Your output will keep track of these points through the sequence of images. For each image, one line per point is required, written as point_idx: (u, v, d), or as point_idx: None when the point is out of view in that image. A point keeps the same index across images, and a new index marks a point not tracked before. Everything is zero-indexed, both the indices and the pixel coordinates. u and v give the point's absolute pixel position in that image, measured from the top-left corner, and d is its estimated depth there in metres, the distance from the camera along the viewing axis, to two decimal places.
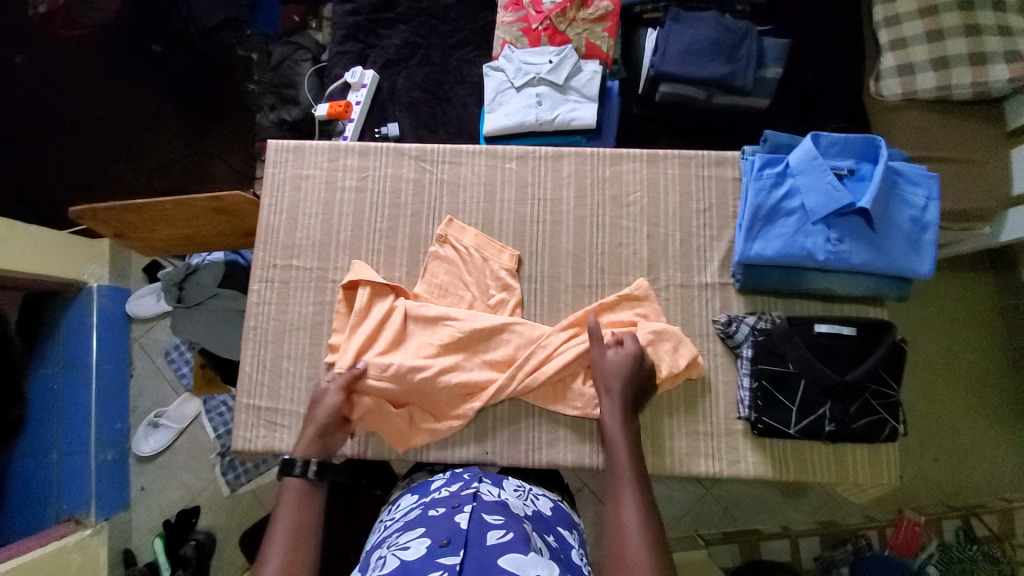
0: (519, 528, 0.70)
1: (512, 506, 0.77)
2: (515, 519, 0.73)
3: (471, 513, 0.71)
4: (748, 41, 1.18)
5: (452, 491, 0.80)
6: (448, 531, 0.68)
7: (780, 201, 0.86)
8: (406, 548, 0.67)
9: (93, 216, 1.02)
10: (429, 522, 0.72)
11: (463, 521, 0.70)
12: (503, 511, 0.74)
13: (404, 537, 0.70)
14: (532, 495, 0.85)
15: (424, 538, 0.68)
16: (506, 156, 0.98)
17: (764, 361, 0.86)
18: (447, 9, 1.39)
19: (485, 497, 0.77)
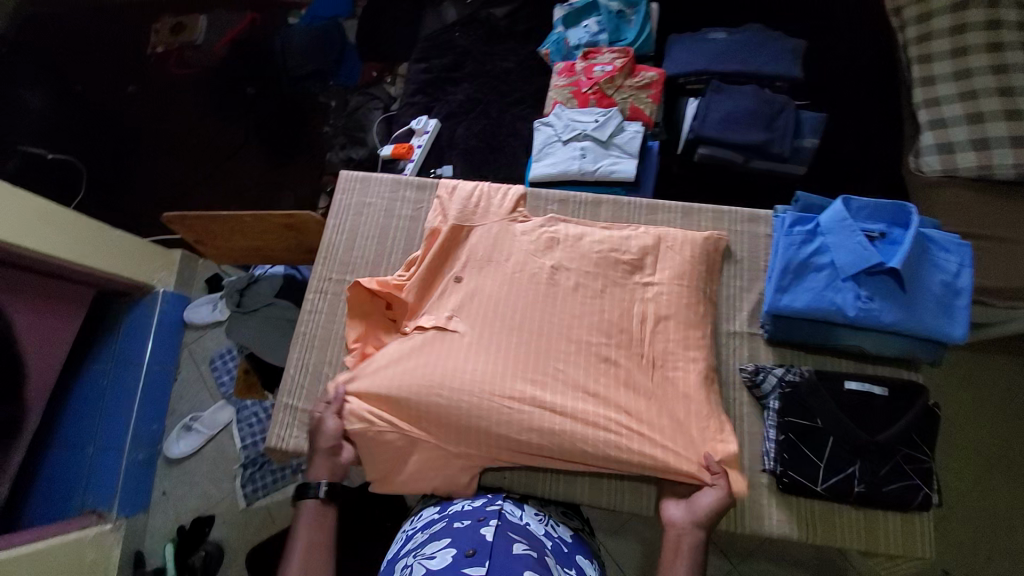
0: (541, 548, 0.73)
1: (532, 528, 0.79)
2: (538, 542, 0.75)
3: (496, 527, 0.74)
4: (784, 114, 1.27)
5: (475, 506, 0.82)
6: (474, 542, 0.71)
7: (809, 257, 0.89)
8: (432, 557, 0.70)
9: (183, 223, 1.16)
10: (455, 533, 0.74)
11: (488, 533, 0.72)
12: (525, 532, 0.76)
13: (429, 548, 0.73)
14: (552, 521, 0.86)
15: (450, 548, 0.71)
16: (549, 199, 1.08)
17: (792, 414, 0.86)
18: (508, 72, 1.56)
19: (508, 516, 0.79)
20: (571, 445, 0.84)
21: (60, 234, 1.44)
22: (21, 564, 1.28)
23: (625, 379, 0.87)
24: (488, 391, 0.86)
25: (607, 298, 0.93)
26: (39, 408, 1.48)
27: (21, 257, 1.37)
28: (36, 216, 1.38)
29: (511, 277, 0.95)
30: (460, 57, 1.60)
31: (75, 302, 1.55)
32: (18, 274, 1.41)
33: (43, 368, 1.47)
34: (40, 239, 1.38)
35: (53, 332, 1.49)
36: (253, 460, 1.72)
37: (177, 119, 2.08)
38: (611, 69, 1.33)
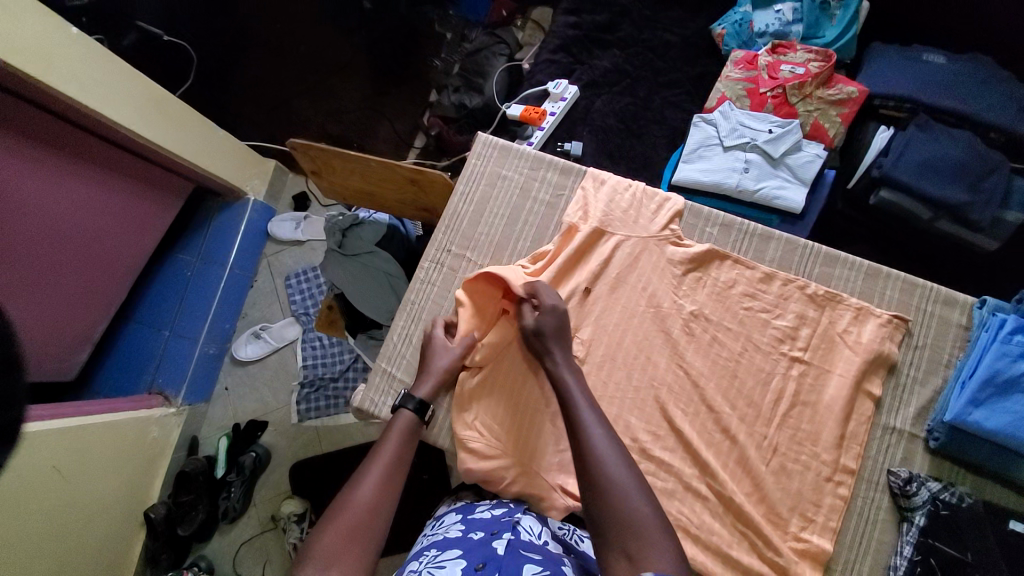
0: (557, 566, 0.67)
1: (549, 548, 0.73)
2: (553, 558, 0.69)
3: (509, 542, 0.70)
4: (996, 175, 1.05)
5: (493, 516, 0.79)
6: (484, 556, 0.67)
7: (1022, 374, 0.75)
8: (441, 567, 0.66)
9: (306, 152, 1.09)
10: (467, 544, 0.70)
11: (500, 548, 0.68)
12: (540, 547, 0.71)
13: (441, 555, 0.69)
14: (577, 538, 0.81)
15: (460, 560, 0.67)
16: (709, 220, 0.95)
17: (938, 538, 0.76)
18: (668, 46, 1.36)
19: (524, 532, 0.74)
20: (668, 503, 0.81)
21: (172, 126, 1.36)
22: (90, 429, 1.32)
23: (741, 461, 0.82)
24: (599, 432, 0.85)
25: (742, 366, 0.86)
26: (121, 294, 1.47)
27: (135, 144, 1.30)
28: (152, 102, 1.30)
29: (634, 313, 0.89)
30: (616, 17, 1.41)
31: (171, 195, 1.50)
32: (129, 158, 1.34)
33: (133, 250, 1.45)
34: (155, 130, 1.31)
35: (145, 217, 1.44)
36: (310, 382, 1.73)
37: (290, 19, 1.96)
38: (803, 72, 1.14)
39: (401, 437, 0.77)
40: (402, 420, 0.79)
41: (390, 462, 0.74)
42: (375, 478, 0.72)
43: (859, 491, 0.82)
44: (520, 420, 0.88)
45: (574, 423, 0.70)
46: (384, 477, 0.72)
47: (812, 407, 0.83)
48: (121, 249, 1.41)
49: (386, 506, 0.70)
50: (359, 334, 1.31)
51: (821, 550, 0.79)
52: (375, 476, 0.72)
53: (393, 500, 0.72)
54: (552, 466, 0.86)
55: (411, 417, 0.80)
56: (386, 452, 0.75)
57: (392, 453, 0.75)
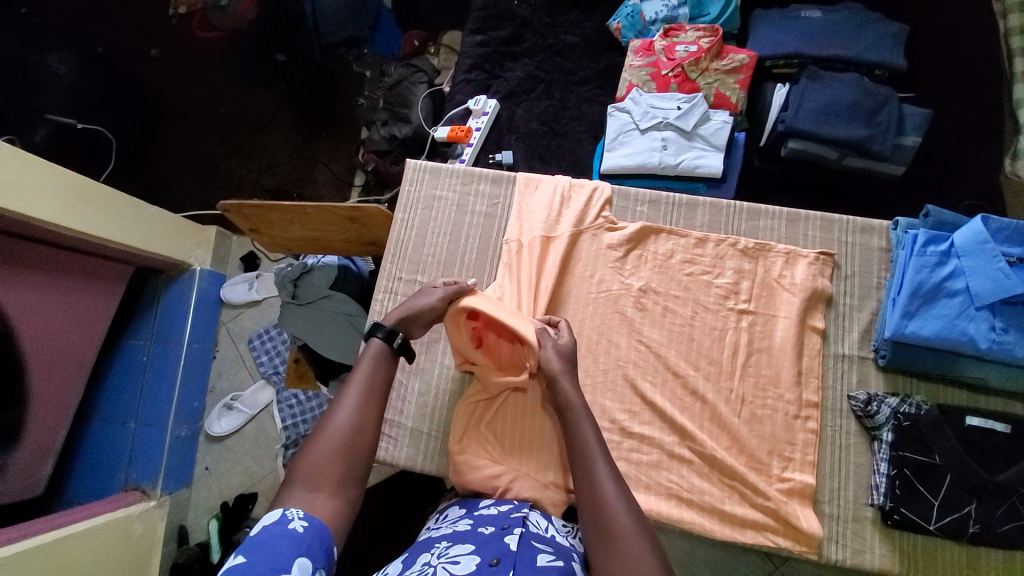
0: (568, 559, 0.68)
1: (560, 541, 0.73)
2: (564, 552, 0.70)
3: (520, 536, 0.70)
4: (887, 107, 1.15)
5: (501, 511, 0.78)
6: (498, 551, 0.67)
7: (942, 280, 0.81)
8: (455, 562, 0.65)
9: (239, 212, 1.09)
10: (478, 539, 0.70)
11: (513, 543, 0.68)
12: (550, 541, 0.71)
13: (452, 550, 0.68)
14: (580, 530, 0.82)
15: (474, 555, 0.66)
16: (638, 199, 0.99)
17: (907, 448, 0.81)
18: (573, 47, 1.43)
19: (533, 526, 0.74)
20: (657, 475, 0.84)
21: (98, 213, 1.32)
22: (70, 541, 1.24)
23: (714, 417, 0.86)
24: None
25: (697, 328, 0.90)
26: (76, 395, 1.39)
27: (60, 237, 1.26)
28: (73, 191, 1.26)
29: (589, 300, 0.93)
30: (519, 28, 1.47)
31: (110, 283, 1.45)
32: (56, 253, 1.29)
33: (81, 346, 1.38)
34: (79, 220, 1.27)
35: (88, 310, 1.39)
36: (293, 441, 1.69)
37: (204, 86, 1.96)
38: (696, 49, 1.22)
39: (374, 364, 0.72)
40: (373, 349, 0.74)
41: (366, 385, 0.71)
42: (352, 403, 0.68)
43: (828, 422, 0.87)
44: (505, 429, 0.91)
45: (584, 472, 0.65)
46: (359, 403, 0.68)
47: (768, 350, 0.88)
48: (68, 348, 1.35)
49: (367, 429, 0.68)
50: (331, 380, 1.29)
51: (805, 483, 0.83)
52: (353, 401, 0.69)
53: (374, 425, 0.69)
54: (542, 465, 0.88)
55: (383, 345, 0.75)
56: (360, 380, 0.71)
57: (366, 379, 0.71)
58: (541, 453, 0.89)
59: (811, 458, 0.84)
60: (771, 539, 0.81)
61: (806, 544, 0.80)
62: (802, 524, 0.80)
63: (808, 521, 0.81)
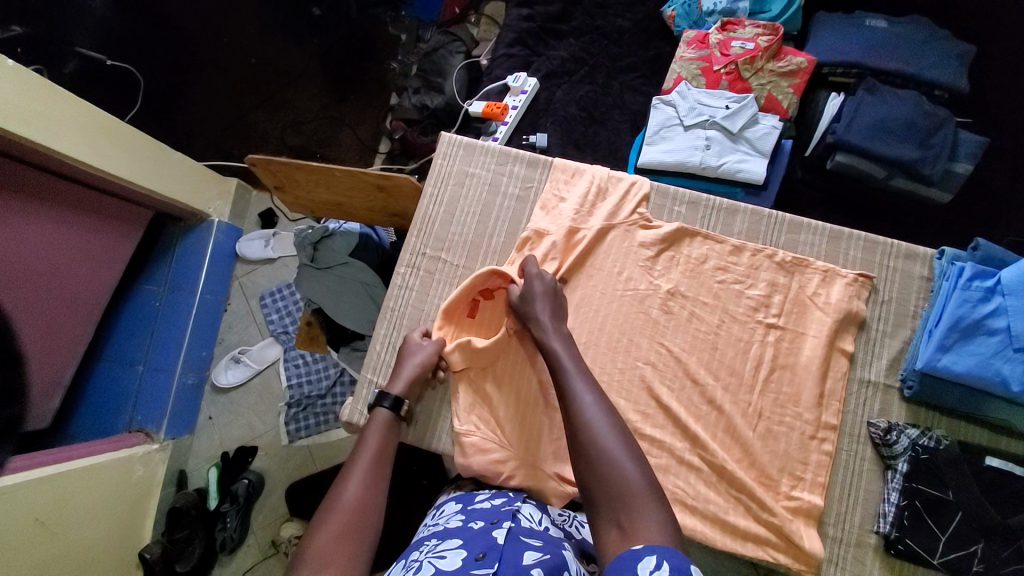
0: (557, 553, 0.67)
1: (550, 533, 0.74)
2: (554, 544, 0.69)
3: (508, 531, 0.70)
4: (943, 129, 1.10)
5: (493, 505, 0.78)
6: (485, 546, 0.66)
7: (982, 317, 0.78)
8: (442, 557, 0.65)
9: (267, 167, 1.07)
10: (468, 534, 0.70)
11: (500, 537, 0.68)
12: (540, 534, 0.71)
13: (440, 545, 0.69)
14: (577, 523, 0.83)
15: (461, 550, 0.66)
16: (676, 198, 0.96)
17: (921, 481, 0.79)
18: (622, 31, 1.37)
19: (524, 520, 0.75)
20: (664, 479, 0.83)
21: (122, 152, 1.31)
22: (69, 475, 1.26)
23: (728, 429, 0.85)
24: None
25: (721, 337, 0.88)
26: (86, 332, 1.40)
27: (83, 174, 1.25)
28: (98, 128, 1.24)
29: (613, 297, 0.91)
30: (568, 6, 1.41)
31: (129, 225, 1.44)
32: (78, 188, 1.29)
33: (95, 286, 1.39)
34: (103, 157, 1.26)
35: (103, 250, 1.38)
36: (297, 401, 1.71)
37: (237, 33, 1.91)
38: (754, 47, 1.16)
39: (380, 433, 0.79)
40: (380, 418, 0.80)
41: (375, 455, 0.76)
42: (360, 481, 0.72)
43: (843, 446, 0.85)
44: (516, 418, 0.89)
45: (564, 395, 0.70)
46: (366, 481, 0.72)
47: (792, 367, 0.86)
48: (81, 286, 1.35)
49: (375, 506, 0.71)
50: (341, 347, 1.29)
51: (812, 504, 0.82)
52: (359, 480, 0.73)
53: (379, 505, 0.72)
54: (548, 456, 0.87)
55: (389, 414, 0.81)
56: (365, 456, 0.76)
57: (370, 457, 0.76)
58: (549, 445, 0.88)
59: (821, 480, 0.83)
60: (771, 554, 0.80)
61: (806, 563, 0.80)
62: (805, 543, 0.80)
63: (811, 541, 0.80)
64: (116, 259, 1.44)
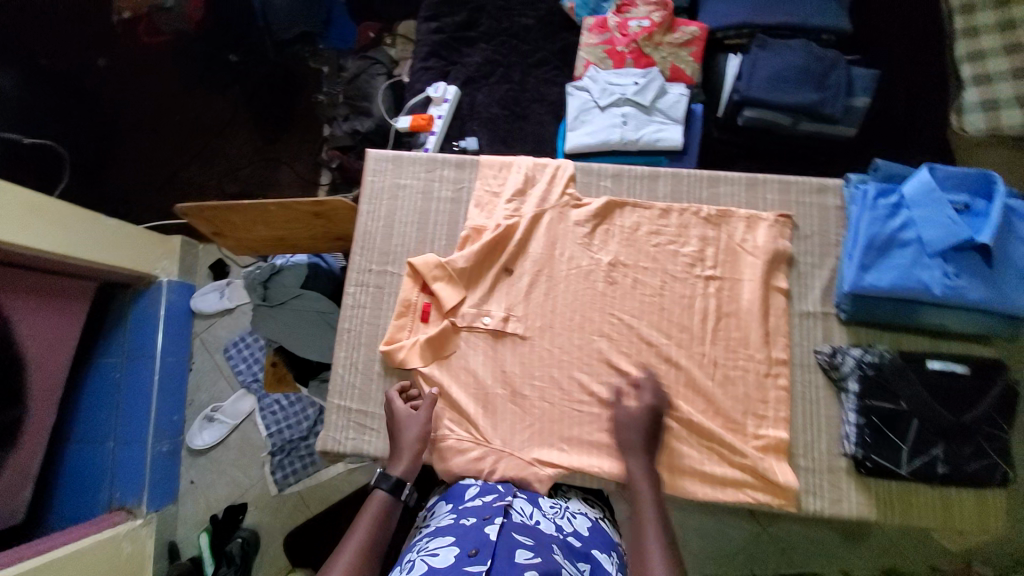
0: (549, 557, 0.65)
1: (542, 528, 0.74)
2: (545, 544, 0.68)
3: (502, 526, 0.69)
4: (836, 70, 1.19)
5: (486, 503, 0.77)
6: (477, 542, 0.66)
7: (894, 232, 0.83)
8: (435, 555, 0.65)
9: (200, 215, 1.06)
10: (460, 532, 0.70)
11: (494, 533, 0.67)
12: (533, 534, 0.70)
13: (433, 544, 0.69)
14: (569, 513, 0.82)
15: (453, 547, 0.66)
16: (601, 173, 1.00)
17: (873, 397, 0.83)
18: (528, 30, 1.43)
19: (516, 515, 0.74)
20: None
21: (53, 226, 1.28)
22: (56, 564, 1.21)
23: (689, 382, 0.88)
24: (561, 397, 0.90)
25: (666, 297, 0.92)
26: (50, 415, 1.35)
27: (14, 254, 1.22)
28: (26, 206, 1.22)
29: (560, 278, 0.94)
30: (473, 13, 1.45)
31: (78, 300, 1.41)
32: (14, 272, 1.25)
33: (50, 370, 1.34)
34: (33, 235, 1.22)
35: (55, 329, 1.35)
36: (280, 447, 1.67)
37: (156, 92, 1.90)
38: (649, 24, 1.24)
39: (373, 521, 0.73)
40: (375, 502, 0.76)
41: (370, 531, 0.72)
42: (345, 565, 0.69)
43: (795, 376, 0.89)
44: (487, 412, 0.90)
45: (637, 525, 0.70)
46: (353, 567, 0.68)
47: (736, 312, 0.90)
48: (34, 374, 1.30)
49: None
50: (310, 382, 1.27)
51: (781, 439, 0.86)
52: (344, 561, 0.69)
53: None
54: (524, 443, 0.89)
55: (386, 497, 0.77)
56: (358, 539, 0.71)
57: (362, 539, 0.71)
58: (521, 428, 0.89)
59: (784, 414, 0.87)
60: (750, 495, 0.84)
61: (785, 498, 0.84)
62: (779, 476, 0.83)
63: (786, 474, 0.84)
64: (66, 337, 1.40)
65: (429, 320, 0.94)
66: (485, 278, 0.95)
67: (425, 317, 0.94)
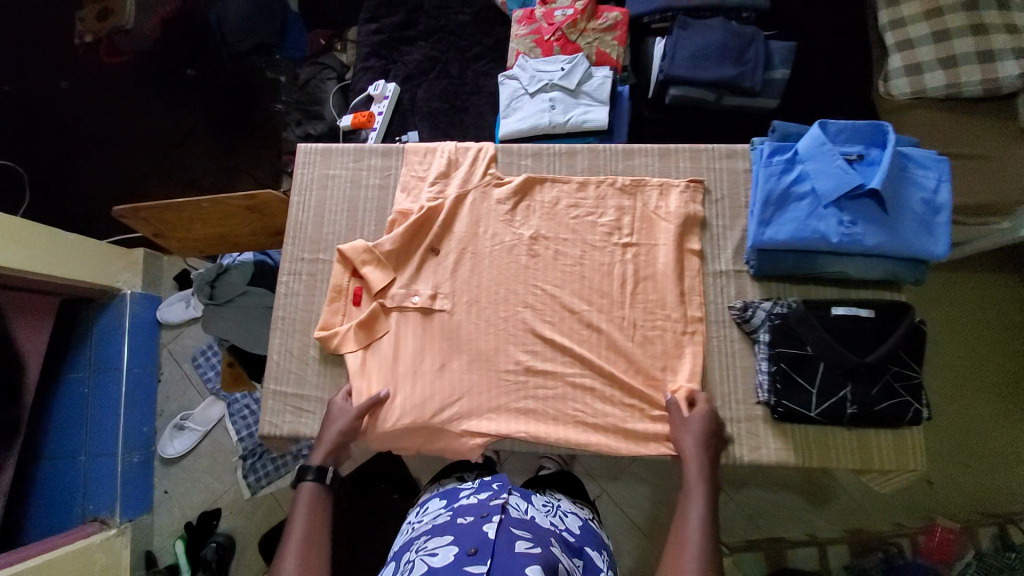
0: (546, 549, 0.73)
1: (536, 522, 0.81)
2: (542, 537, 0.76)
3: (498, 524, 0.75)
4: (754, 45, 1.23)
5: (480, 499, 0.83)
6: (476, 541, 0.72)
7: (789, 186, 0.87)
8: (434, 554, 0.72)
9: (138, 217, 1.09)
10: (457, 530, 0.76)
11: (491, 530, 0.74)
12: (530, 528, 0.77)
13: (431, 543, 0.75)
14: (561, 512, 0.90)
15: (452, 546, 0.73)
16: (521, 154, 1.04)
17: (781, 344, 0.87)
18: (465, 25, 1.47)
19: (511, 511, 0.80)
20: (563, 406, 0.89)
21: (11, 243, 1.30)
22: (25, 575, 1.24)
23: (611, 346, 0.91)
24: (487, 369, 0.92)
25: (587, 266, 0.95)
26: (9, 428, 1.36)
27: None
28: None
29: (484, 255, 0.97)
30: (411, 13, 1.49)
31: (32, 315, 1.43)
32: None
33: None
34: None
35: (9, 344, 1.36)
36: (251, 451, 1.67)
37: (115, 109, 1.93)
38: (573, 12, 1.28)
39: (307, 508, 0.80)
40: (305, 493, 0.81)
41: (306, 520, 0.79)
42: (295, 557, 0.74)
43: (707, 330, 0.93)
44: (414, 391, 0.91)
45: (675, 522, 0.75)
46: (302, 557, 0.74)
47: (654, 276, 0.94)
48: None
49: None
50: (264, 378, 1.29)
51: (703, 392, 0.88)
52: (294, 553, 0.75)
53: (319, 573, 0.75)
54: (452, 417, 0.90)
55: (314, 487, 0.82)
56: (298, 528, 0.78)
57: (304, 527, 0.77)
58: (448, 403, 0.91)
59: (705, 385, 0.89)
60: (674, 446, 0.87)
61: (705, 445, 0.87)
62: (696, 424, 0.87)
63: None
64: (31, 351, 1.42)
65: (362, 303, 0.97)
66: (413, 258, 0.98)
67: (358, 300, 0.97)
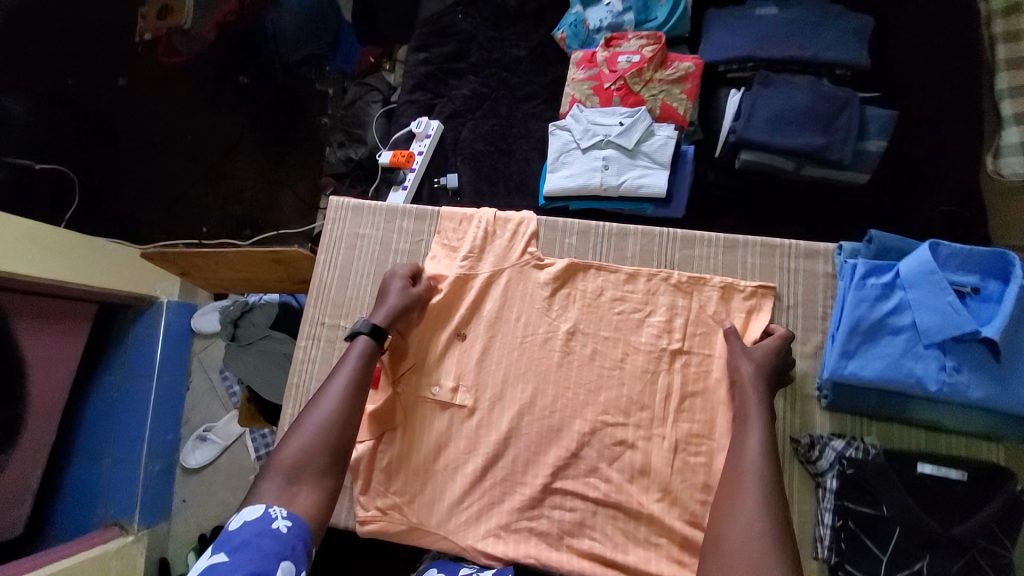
0: None
1: None
2: None
3: None
4: (848, 110, 1.07)
5: None
6: None
7: (885, 315, 0.73)
8: None
9: (165, 258, 1.07)
10: None
11: None
12: None
13: None
14: None
15: None
16: (566, 230, 0.94)
17: (850, 497, 0.73)
18: (519, 61, 1.36)
19: None
20: (580, 530, 0.80)
21: (51, 255, 1.32)
22: None
23: (644, 467, 0.81)
24: (504, 477, 0.84)
25: (627, 371, 0.84)
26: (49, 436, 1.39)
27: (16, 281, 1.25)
28: (26, 237, 1.26)
29: (515, 345, 0.87)
30: (463, 44, 1.40)
31: (76, 322, 1.43)
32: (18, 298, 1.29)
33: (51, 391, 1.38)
34: (32, 264, 1.26)
35: (54, 353, 1.38)
36: None
37: (167, 112, 1.93)
38: (639, 60, 1.15)
39: (359, 361, 0.79)
40: (361, 345, 0.80)
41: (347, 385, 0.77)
42: (335, 399, 0.76)
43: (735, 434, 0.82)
44: (421, 490, 0.85)
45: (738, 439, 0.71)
46: (342, 400, 0.75)
47: (706, 392, 0.82)
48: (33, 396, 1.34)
49: (347, 426, 0.75)
50: None
51: None
52: (334, 397, 0.76)
53: (356, 423, 0.76)
54: (461, 526, 0.83)
55: (370, 342, 0.81)
56: (343, 376, 0.78)
57: (349, 377, 0.77)
58: (455, 506, 0.84)
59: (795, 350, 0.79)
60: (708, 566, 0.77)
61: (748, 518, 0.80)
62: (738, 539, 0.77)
63: None
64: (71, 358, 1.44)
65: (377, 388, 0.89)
66: (432, 340, 0.90)
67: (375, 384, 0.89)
